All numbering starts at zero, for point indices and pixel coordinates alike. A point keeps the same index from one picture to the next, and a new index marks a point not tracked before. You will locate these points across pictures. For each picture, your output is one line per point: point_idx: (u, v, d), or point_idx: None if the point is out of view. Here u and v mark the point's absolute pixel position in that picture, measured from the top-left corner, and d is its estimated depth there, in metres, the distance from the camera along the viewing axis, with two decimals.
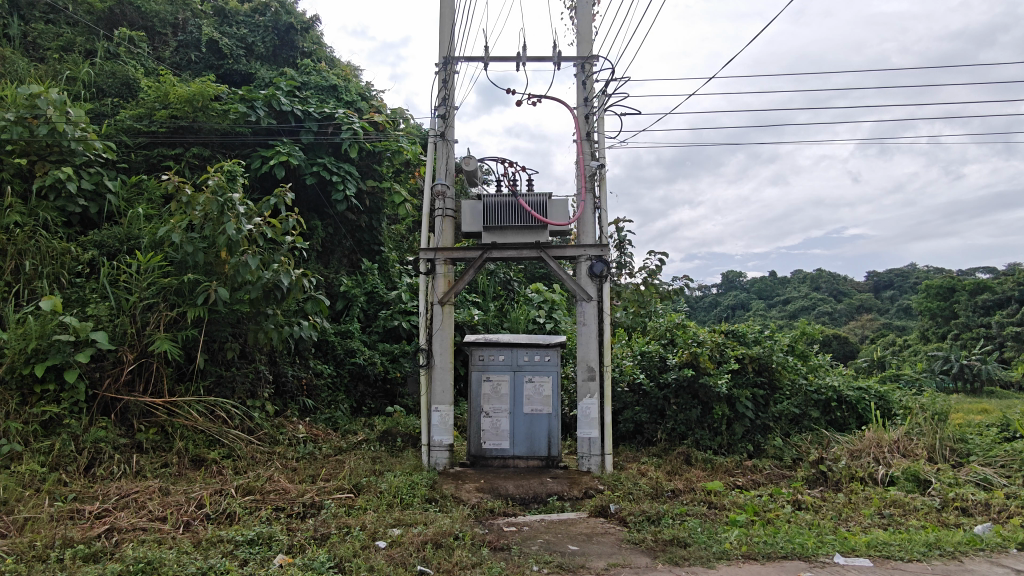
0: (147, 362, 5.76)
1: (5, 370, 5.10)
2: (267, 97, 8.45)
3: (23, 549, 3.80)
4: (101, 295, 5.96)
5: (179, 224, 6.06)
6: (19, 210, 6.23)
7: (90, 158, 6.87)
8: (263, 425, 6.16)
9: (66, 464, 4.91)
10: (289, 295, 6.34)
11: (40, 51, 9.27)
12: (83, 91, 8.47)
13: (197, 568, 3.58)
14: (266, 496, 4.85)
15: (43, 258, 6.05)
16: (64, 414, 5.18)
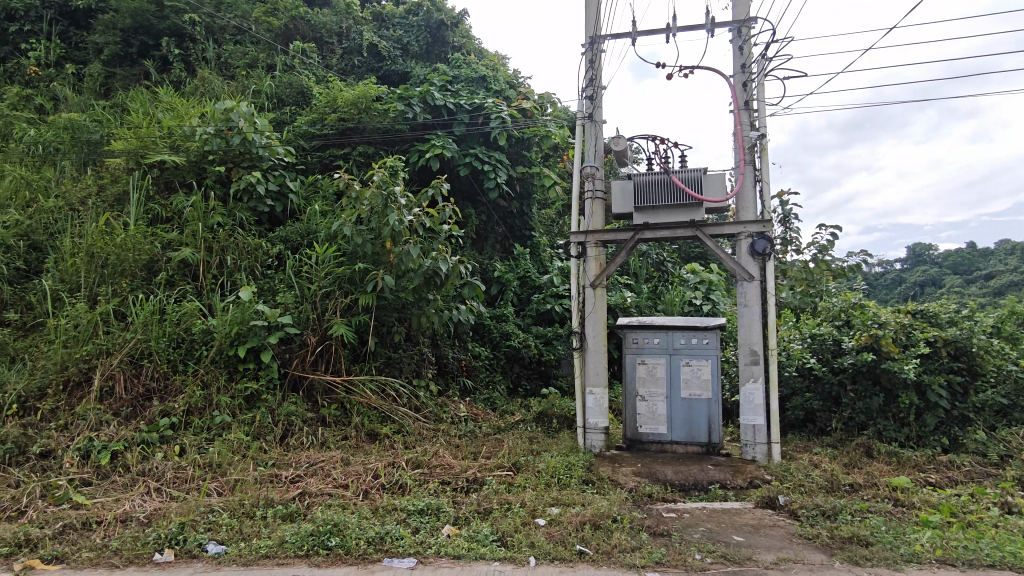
0: (328, 345, 6.36)
1: (215, 351, 5.89)
2: (422, 93, 8.86)
3: (234, 506, 4.39)
4: (288, 285, 6.64)
5: (350, 218, 6.57)
6: (221, 212, 7.12)
7: (274, 163, 7.68)
8: (428, 404, 6.56)
9: (266, 433, 5.57)
10: (447, 281, 6.67)
11: (231, 70, 10.51)
12: (267, 102, 9.45)
13: (376, 533, 3.90)
14: (433, 470, 5.17)
15: (242, 253, 6.87)
16: (263, 390, 5.87)
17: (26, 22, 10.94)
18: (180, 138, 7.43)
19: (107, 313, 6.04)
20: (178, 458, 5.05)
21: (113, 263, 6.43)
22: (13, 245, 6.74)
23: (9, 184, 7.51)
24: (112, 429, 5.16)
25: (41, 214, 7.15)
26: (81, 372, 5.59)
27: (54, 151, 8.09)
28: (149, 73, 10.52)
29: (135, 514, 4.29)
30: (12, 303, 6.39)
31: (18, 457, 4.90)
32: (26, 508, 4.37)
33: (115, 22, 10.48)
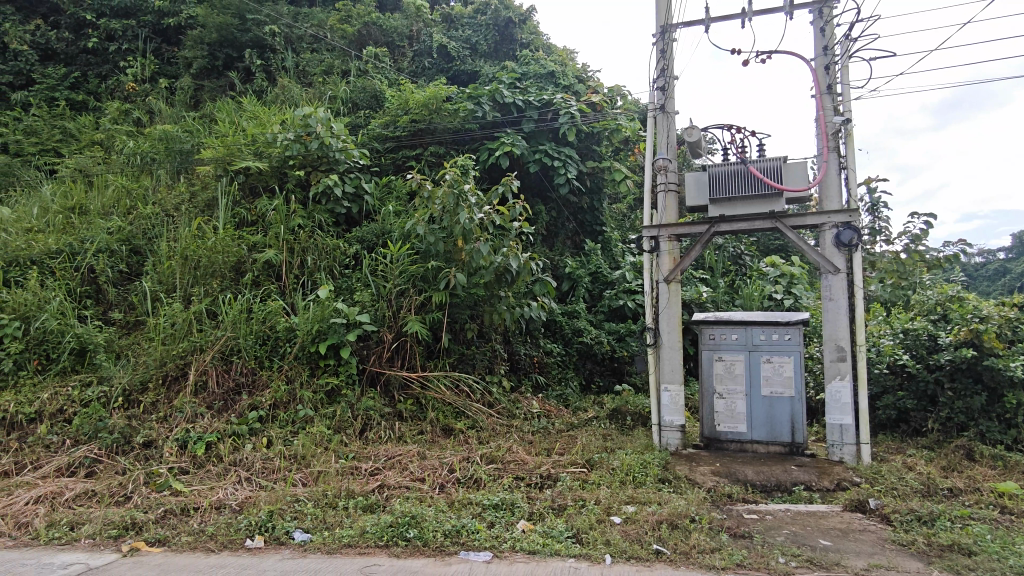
0: (404, 341, 6.52)
1: (298, 348, 6.15)
2: (492, 91, 8.93)
3: (318, 496, 4.57)
4: (364, 283, 6.85)
5: (422, 217, 6.70)
6: (301, 214, 7.42)
7: (350, 166, 7.92)
8: (501, 400, 6.62)
9: (346, 427, 5.77)
10: (518, 278, 6.70)
11: (309, 77, 10.92)
12: (342, 107, 9.77)
13: (452, 526, 3.98)
14: (507, 466, 5.21)
15: (321, 253, 7.14)
16: (343, 385, 6.08)
17: (124, 41, 11.74)
18: (263, 145, 7.79)
19: (200, 313, 6.41)
20: (266, 450, 5.30)
21: (204, 265, 6.82)
22: (117, 249, 7.25)
23: (112, 193, 8.09)
24: (205, 421, 5.48)
25: (140, 220, 7.66)
26: (177, 367, 5.96)
27: (151, 161, 8.65)
28: (233, 84, 11.09)
29: (229, 501, 4.54)
30: (116, 304, 6.89)
31: (123, 446, 5.28)
32: (131, 494, 4.71)
33: (203, 37, 11.10)
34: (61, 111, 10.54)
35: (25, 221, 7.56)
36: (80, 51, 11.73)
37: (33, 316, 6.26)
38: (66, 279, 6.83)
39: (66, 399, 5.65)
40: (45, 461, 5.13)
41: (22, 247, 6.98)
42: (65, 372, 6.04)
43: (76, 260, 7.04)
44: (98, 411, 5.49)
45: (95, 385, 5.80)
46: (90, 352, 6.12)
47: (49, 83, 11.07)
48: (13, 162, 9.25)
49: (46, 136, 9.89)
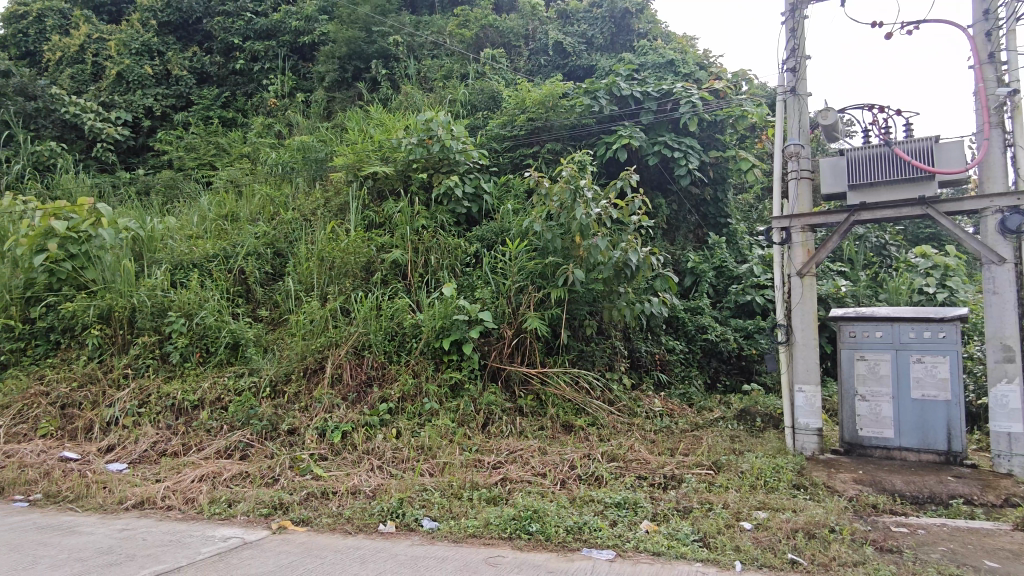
0: (523, 338, 6.61)
1: (423, 343, 6.42)
2: (609, 85, 8.81)
3: (444, 486, 4.75)
4: (485, 281, 7.01)
5: (540, 215, 6.75)
6: (424, 215, 7.72)
7: (469, 166, 8.13)
8: (622, 398, 6.53)
9: (469, 421, 5.95)
10: (638, 273, 6.57)
11: (429, 83, 11.30)
12: (462, 110, 10.04)
13: (574, 522, 3.98)
14: (629, 464, 5.13)
15: (444, 253, 7.39)
16: (465, 379, 6.27)
17: (266, 60, 12.79)
18: (389, 150, 8.20)
19: (335, 310, 6.86)
20: (395, 440, 5.58)
21: (339, 265, 7.29)
22: (263, 253, 7.92)
23: (258, 201, 8.84)
24: (341, 411, 5.86)
25: (282, 225, 8.31)
26: (316, 361, 6.42)
27: (290, 170, 9.37)
28: (362, 94, 11.75)
29: (363, 487, 4.82)
30: (263, 303, 7.53)
31: (271, 432, 5.77)
32: (279, 476, 5.13)
33: (334, 52, 11.88)
34: (215, 128, 11.68)
35: (187, 228, 8.45)
36: (229, 72, 12.94)
37: (194, 313, 6.97)
38: (222, 280, 7.55)
39: (223, 389, 6.25)
40: (206, 443, 5.71)
41: (185, 252, 7.82)
42: (222, 364, 6.68)
43: (229, 263, 7.77)
44: (249, 399, 6.04)
45: (247, 376, 6.38)
46: (242, 346, 6.73)
47: (204, 103, 12.31)
48: (177, 176, 10.37)
49: (203, 151, 11.00)
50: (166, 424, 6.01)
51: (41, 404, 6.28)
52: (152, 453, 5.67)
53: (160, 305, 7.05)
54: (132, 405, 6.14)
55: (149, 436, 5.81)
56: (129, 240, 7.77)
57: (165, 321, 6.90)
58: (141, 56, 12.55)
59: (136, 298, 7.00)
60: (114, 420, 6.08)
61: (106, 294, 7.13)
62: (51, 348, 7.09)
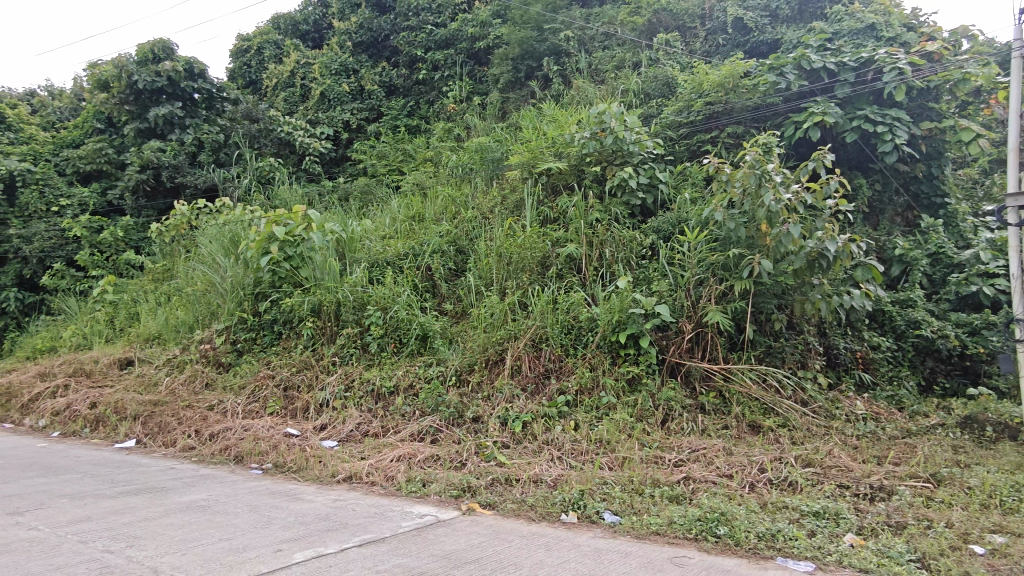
0: (704, 332, 6.36)
1: (599, 337, 6.43)
2: (797, 58, 8.13)
3: (624, 481, 4.73)
4: (662, 273, 6.85)
5: (721, 202, 6.43)
6: (599, 209, 7.73)
7: (644, 156, 7.98)
8: (818, 398, 6.02)
9: (648, 416, 5.85)
10: (835, 263, 6.01)
11: (601, 74, 11.26)
12: (635, 99, 9.87)
13: (767, 530, 3.76)
14: (828, 471, 4.73)
15: (619, 246, 7.33)
16: (643, 374, 6.18)
17: (446, 68, 13.55)
18: (563, 145, 8.34)
19: (514, 304, 7.11)
20: (574, 432, 5.65)
21: (516, 261, 7.54)
22: (446, 250, 8.42)
23: (442, 201, 9.40)
24: (521, 402, 6.06)
25: (464, 223, 8.77)
26: (497, 352, 6.69)
27: (469, 171, 9.87)
28: (534, 92, 12.02)
29: (544, 477, 4.96)
30: (448, 297, 8.00)
31: (457, 419, 6.13)
32: (466, 461, 5.44)
33: (508, 54, 12.27)
34: (402, 136, 12.67)
35: (381, 230, 9.24)
36: (414, 82, 13.92)
37: (389, 306, 7.62)
38: (412, 276, 8.15)
39: (414, 377, 6.76)
40: (402, 427, 6.21)
41: (380, 251, 8.57)
42: (413, 354, 7.21)
43: (418, 261, 8.37)
44: (438, 388, 6.47)
45: (435, 366, 6.83)
46: (430, 338, 7.21)
47: (393, 114, 13.36)
48: (371, 183, 11.37)
49: (393, 158, 11.99)
50: (368, 408, 6.63)
51: (268, 386, 7.26)
52: (357, 433, 6.29)
53: (360, 300, 7.78)
54: (339, 389, 6.87)
55: (354, 418, 6.46)
56: (334, 242, 8.68)
57: (364, 315, 7.61)
58: (340, 76, 13.96)
59: (340, 294, 7.80)
60: (325, 401, 6.84)
61: (316, 290, 8.03)
62: (275, 337, 8.15)
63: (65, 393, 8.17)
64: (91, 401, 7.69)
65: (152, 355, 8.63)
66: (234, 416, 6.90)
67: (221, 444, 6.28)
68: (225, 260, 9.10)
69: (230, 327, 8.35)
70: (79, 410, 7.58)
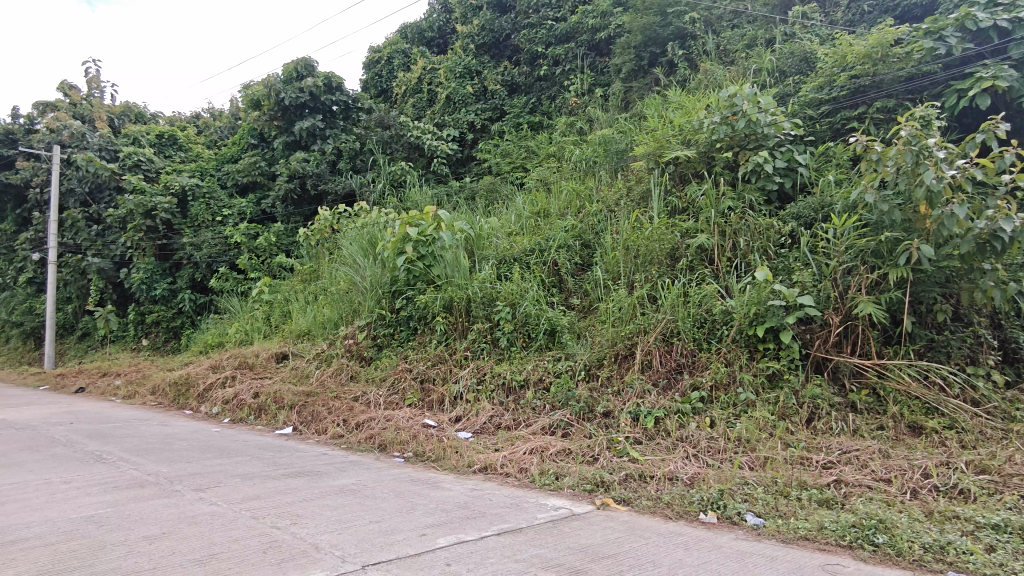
0: (853, 325, 5.91)
1: (736, 331, 6.15)
2: (960, 19, 7.32)
3: (768, 482, 4.50)
4: (804, 263, 6.44)
5: (871, 183, 5.93)
6: (731, 196, 7.40)
7: (781, 138, 7.53)
8: (993, 398, 5.38)
9: (791, 414, 5.53)
10: (1012, 245, 5.33)
11: (730, 55, 10.81)
12: (769, 78, 9.31)
13: (935, 541, 3.44)
14: (1008, 480, 4.23)
15: (754, 234, 6.98)
16: (785, 370, 5.85)
17: (567, 62, 13.50)
18: (691, 133, 8.07)
19: (642, 297, 6.99)
20: (710, 429, 5.46)
21: (645, 253, 7.41)
22: (572, 245, 8.42)
23: (566, 195, 9.42)
24: (653, 397, 5.94)
25: (589, 217, 8.73)
26: (626, 347, 6.61)
27: (594, 164, 9.84)
28: (658, 79, 11.70)
29: (680, 474, 4.84)
30: (575, 292, 7.99)
31: (588, 414, 6.14)
32: (598, 456, 5.43)
33: (630, 42, 12.03)
34: (525, 133, 12.85)
35: (508, 227, 9.42)
36: (535, 79, 14.02)
37: (518, 302, 7.73)
38: (539, 272, 8.24)
39: (544, 370, 6.83)
40: (533, 420, 6.32)
41: (508, 248, 8.74)
42: (542, 348, 7.28)
43: (544, 256, 8.44)
44: (567, 382, 6.50)
45: (564, 360, 6.86)
46: (558, 333, 7.25)
47: (516, 112, 13.57)
48: (496, 181, 11.63)
49: (516, 155, 12.18)
50: (499, 401, 6.81)
51: (407, 379, 7.66)
52: (490, 425, 6.48)
53: (490, 295, 7.97)
54: (472, 382, 7.10)
55: (487, 410, 6.66)
56: (463, 240, 8.98)
57: (494, 310, 7.79)
58: (464, 78, 14.38)
59: (470, 290, 8.05)
60: (459, 394, 7.11)
61: (448, 287, 8.35)
62: (411, 333, 8.56)
63: (233, 383, 9.10)
64: (254, 391, 8.51)
65: (304, 350, 9.40)
66: (376, 407, 7.36)
67: (366, 432, 6.72)
68: (365, 260, 9.71)
69: (370, 324, 8.88)
70: (244, 399, 8.42)
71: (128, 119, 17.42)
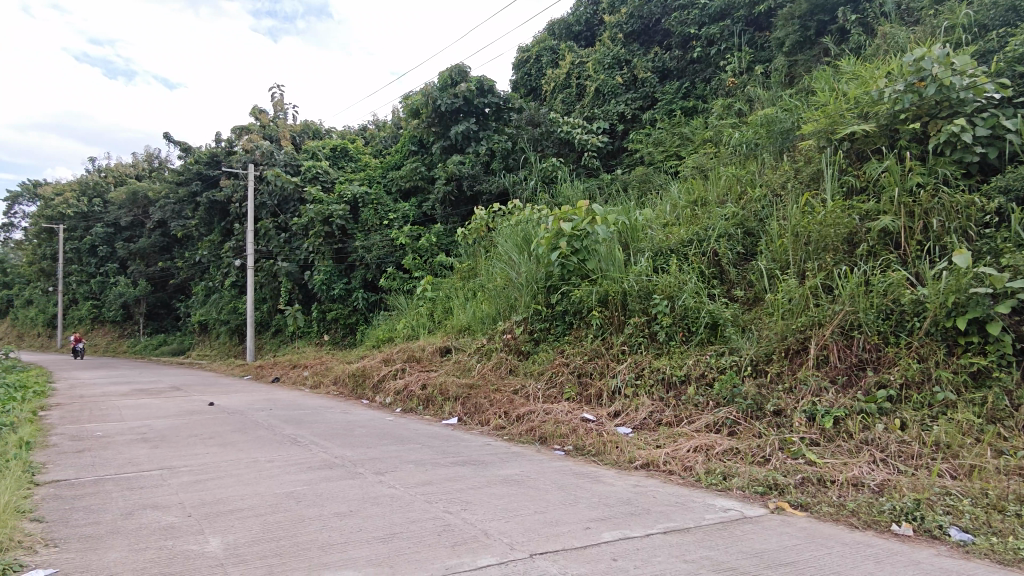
0: None
1: (929, 322, 5.49)
2: None
3: (976, 494, 3.98)
4: (1016, 244, 5.59)
5: None
6: (920, 171, 6.63)
7: (983, 103, 6.59)
8: None
9: (1003, 418, 4.85)
10: None
11: (915, 14, 9.71)
12: (966, 35, 8.16)
13: None
14: None
15: (950, 214, 6.19)
16: (994, 367, 5.13)
17: (723, 41, 12.82)
18: (869, 105, 7.34)
19: (816, 287, 6.46)
20: (900, 432, 4.93)
21: (817, 240, 6.84)
22: (734, 233, 7.99)
23: (726, 181, 8.97)
24: (832, 396, 5.48)
25: (752, 203, 8.25)
26: (798, 341, 6.15)
27: (755, 147, 9.38)
28: (828, 50, 10.76)
29: (867, 481, 4.42)
30: (738, 283, 7.60)
31: (757, 412, 5.81)
32: (770, 457, 5.12)
33: (794, 12, 11.18)
34: (679, 120, 12.43)
35: (663, 217, 9.15)
36: (688, 62, 13.47)
37: (676, 295, 7.48)
38: (698, 263, 7.92)
39: (706, 366, 6.57)
40: (696, 417, 6.11)
41: (664, 239, 8.49)
42: (703, 343, 6.99)
43: (704, 246, 8.09)
44: (732, 378, 6.20)
45: (728, 355, 6.54)
46: (721, 326, 6.92)
47: (668, 98, 13.17)
48: (650, 171, 11.39)
49: (670, 143, 11.83)
50: (659, 397, 6.66)
51: (564, 373, 7.75)
52: (651, 421, 6.36)
53: (647, 288, 7.79)
54: (630, 376, 7.02)
55: (647, 406, 6.54)
56: (618, 232, 8.88)
57: (651, 303, 7.60)
58: (613, 69, 14.21)
59: (626, 284, 7.92)
60: (617, 389, 7.06)
61: (603, 281, 8.31)
62: (567, 327, 8.62)
63: (403, 375, 9.77)
64: (422, 382, 9.07)
65: (465, 344, 9.85)
66: (535, 400, 7.52)
67: (527, 425, 6.89)
68: (520, 256, 9.95)
69: (527, 318, 9.06)
70: (414, 390, 9.00)
71: (307, 135, 19.36)
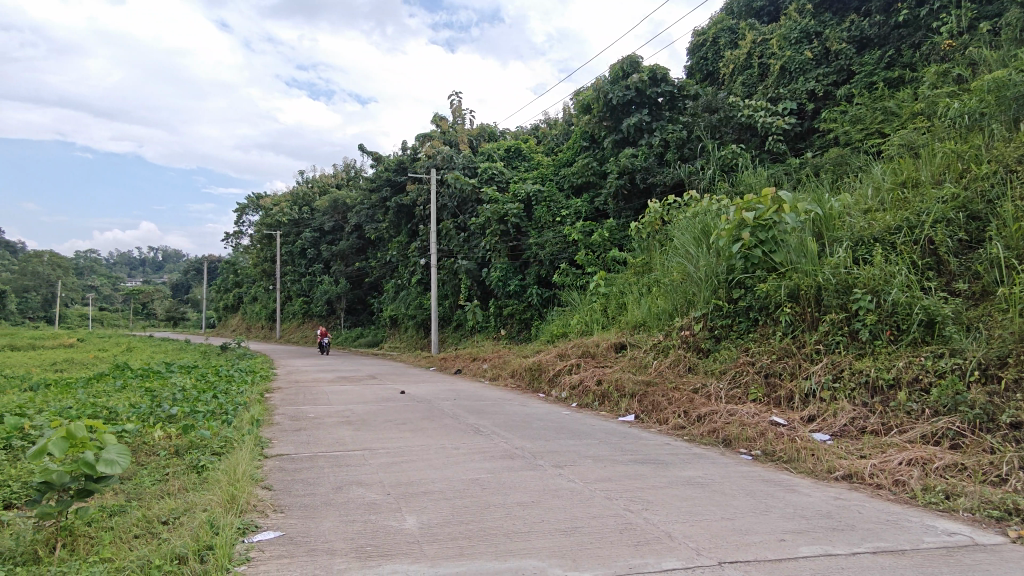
0: None
1: None
2: None
3: None
4: None
5: None
6: None
7: None
8: None
9: None
10: None
11: None
12: None
13: None
14: None
15: None
16: None
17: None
18: None
19: None
20: None
21: None
22: (954, 217, 6.97)
23: (942, 158, 7.87)
24: None
25: (977, 182, 7.15)
26: None
27: (981, 117, 8.12)
28: None
29: None
30: (960, 275, 6.63)
31: (989, 423, 5.02)
32: (1008, 477, 4.39)
33: None
34: (881, 93, 11.16)
35: (863, 203, 8.26)
36: (893, 28, 12.00)
37: (882, 289, 6.71)
38: (907, 253, 7.04)
39: (921, 369, 5.80)
40: (908, 427, 5.44)
41: (866, 227, 7.66)
42: (917, 343, 6.18)
43: (915, 233, 7.17)
44: (955, 384, 5.42)
45: (949, 357, 5.73)
46: (939, 324, 6.08)
47: (867, 70, 11.89)
48: (846, 152, 10.39)
49: (870, 120, 10.66)
50: (863, 402, 6.02)
51: (749, 372, 7.31)
52: (852, 429, 5.78)
53: (846, 282, 7.07)
54: (827, 379, 6.43)
55: (847, 412, 5.96)
56: (809, 221, 8.17)
57: (850, 298, 6.88)
58: (801, 44, 13.10)
59: (820, 277, 7.26)
60: (812, 392, 6.51)
61: (793, 275, 7.69)
62: (751, 324, 8.10)
63: (578, 370, 9.85)
64: (598, 378, 9.08)
65: (640, 341, 9.70)
66: (717, 400, 7.19)
67: (709, 426, 6.61)
68: (697, 250, 9.56)
69: (706, 315, 8.66)
70: (590, 385, 9.04)
71: (483, 138, 20.27)
